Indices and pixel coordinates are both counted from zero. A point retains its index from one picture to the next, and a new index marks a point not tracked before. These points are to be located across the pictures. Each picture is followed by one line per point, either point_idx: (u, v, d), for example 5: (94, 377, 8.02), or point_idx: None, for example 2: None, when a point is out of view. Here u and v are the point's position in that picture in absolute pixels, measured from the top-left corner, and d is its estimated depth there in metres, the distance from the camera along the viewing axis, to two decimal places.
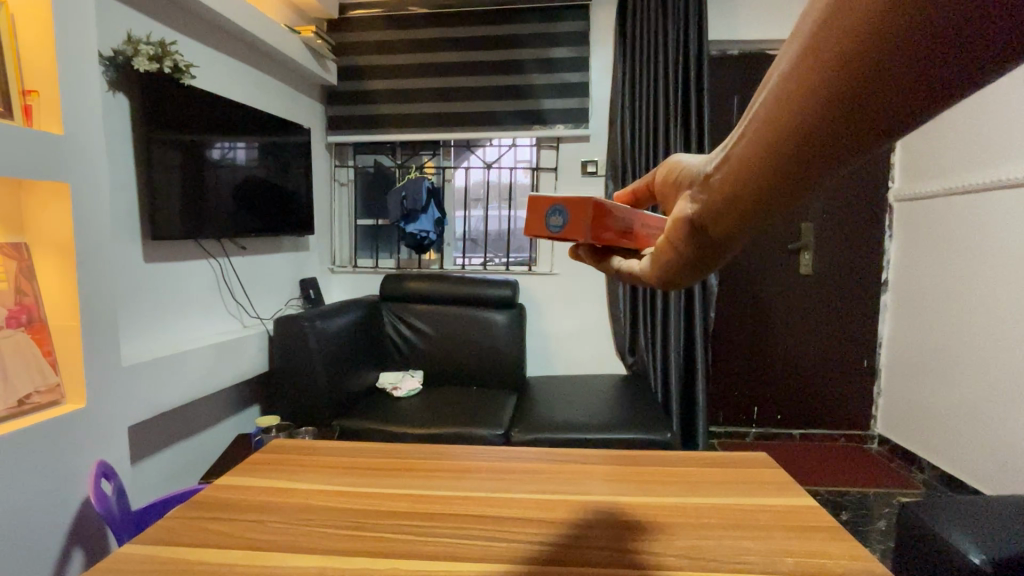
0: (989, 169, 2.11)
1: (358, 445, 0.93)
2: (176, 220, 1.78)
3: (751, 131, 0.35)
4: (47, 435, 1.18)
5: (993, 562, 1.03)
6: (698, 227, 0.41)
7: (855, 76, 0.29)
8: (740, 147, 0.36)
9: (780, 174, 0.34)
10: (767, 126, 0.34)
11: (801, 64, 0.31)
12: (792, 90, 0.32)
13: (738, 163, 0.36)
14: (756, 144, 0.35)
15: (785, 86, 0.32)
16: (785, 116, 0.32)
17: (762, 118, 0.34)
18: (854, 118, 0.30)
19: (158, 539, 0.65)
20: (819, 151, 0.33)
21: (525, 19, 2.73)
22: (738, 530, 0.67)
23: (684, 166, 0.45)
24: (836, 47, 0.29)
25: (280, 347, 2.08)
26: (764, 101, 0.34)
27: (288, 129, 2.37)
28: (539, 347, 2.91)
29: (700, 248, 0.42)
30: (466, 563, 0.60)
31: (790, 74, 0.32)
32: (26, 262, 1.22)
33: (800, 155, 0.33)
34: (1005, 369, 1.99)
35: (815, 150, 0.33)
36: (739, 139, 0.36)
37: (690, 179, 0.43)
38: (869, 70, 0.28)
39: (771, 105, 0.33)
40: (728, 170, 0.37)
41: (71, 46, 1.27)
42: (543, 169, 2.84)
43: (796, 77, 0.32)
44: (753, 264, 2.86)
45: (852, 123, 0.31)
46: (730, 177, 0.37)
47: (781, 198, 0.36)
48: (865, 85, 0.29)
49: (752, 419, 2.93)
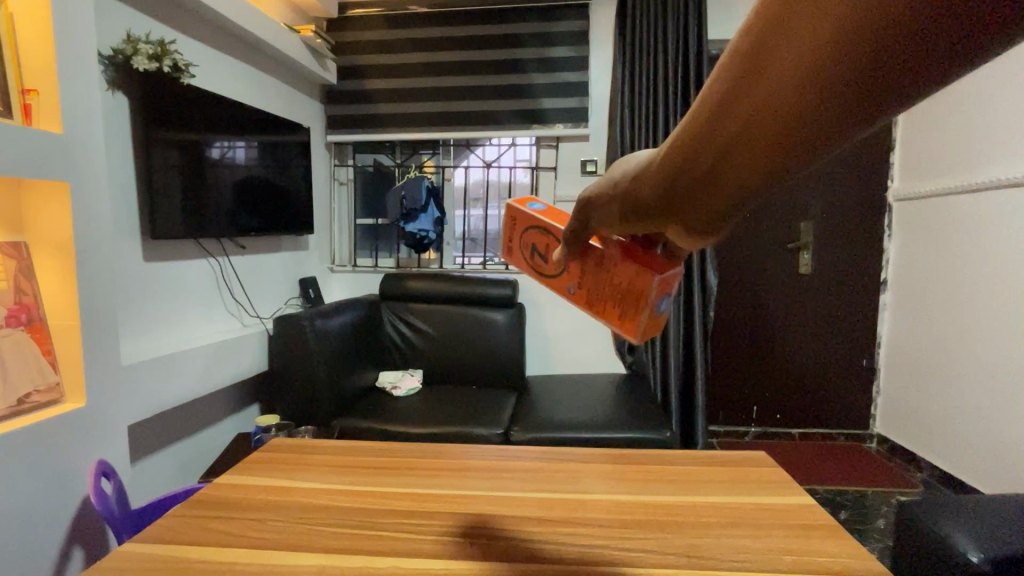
0: (988, 169, 2.11)
1: (357, 444, 0.93)
2: (176, 220, 1.78)
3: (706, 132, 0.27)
4: (47, 434, 1.18)
5: (988, 561, 1.04)
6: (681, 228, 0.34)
7: (821, 70, 0.22)
8: (692, 146, 0.28)
9: (747, 181, 0.28)
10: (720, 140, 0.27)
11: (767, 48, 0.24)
12: (755, 81, 0.24)
13: (697, 169, 0.29)
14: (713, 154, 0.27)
15: (749, 74, 0.25)
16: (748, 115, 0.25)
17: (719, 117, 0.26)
18: (822, 118, 0.23)
19: (157, 537, 0.65)
20: (784, 156, 0.25)
21: (525, 18, 2.72)
22: (736, 528, 0.67)
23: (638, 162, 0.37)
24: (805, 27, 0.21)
25: (279, 347, 2.08)
26: (720, 91, 0.26)
27: (288, 128, 2.37)
28: (538, 346, 2.92)
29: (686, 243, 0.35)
30: (463, 563, 0.60)
31: (753, 61, 0.24)
32: (25, 261, 1.22)
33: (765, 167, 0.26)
34: (1005, 369, 1.99)
35: (780, 155, 0.26)
36: (687, 140, 0.29)
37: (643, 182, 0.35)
38: (838, 63, 0.21)
39: (733, 100, 0.26)
40: (684, 175, 0.30)
41: (71, 44, 1.27)
42: (542, 168, 2.84)
43: (761, 63, 0.24)
44: (753, 263, 2.86)
45: (820, 124, 0.23)
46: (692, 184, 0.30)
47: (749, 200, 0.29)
48: (836, 79, 0.21)
49: (751, 418, 2.93)
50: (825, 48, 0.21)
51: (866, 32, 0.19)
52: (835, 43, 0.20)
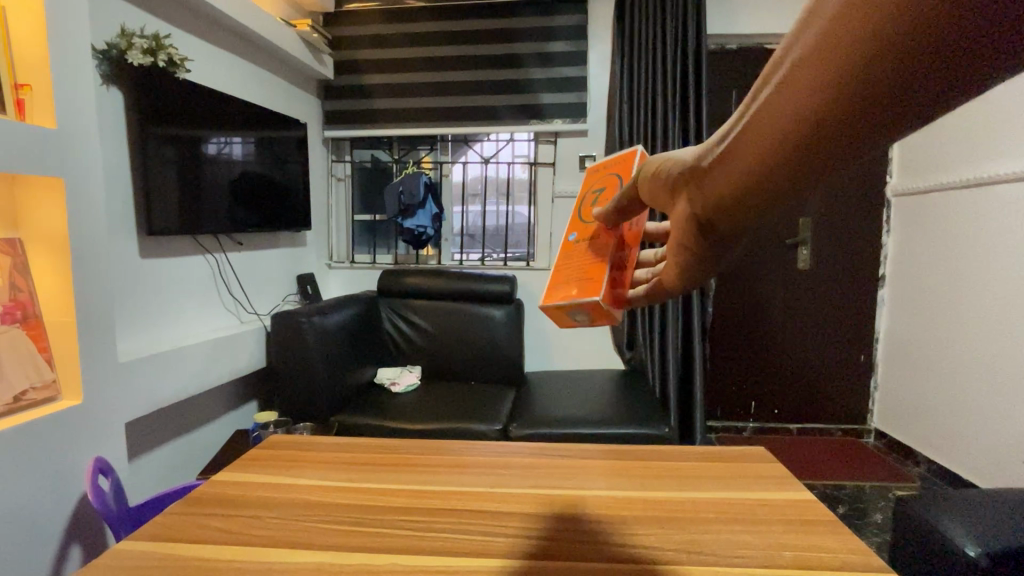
0: (987, 165, 2.10)
1: (356, 440, 0.93)
2: (171, 215, 1.77)
3: (747, 134, 0.27)
4: (43, 432, 1.17)
5: (987, 555, 1.04)
6: (700, 226, 0.33)
7: (872, 78, 0.21)
8: (735, 145, 0.28)
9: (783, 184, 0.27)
10: (769, 133, 0.26)
11: (812, 62, 0.23)
12: (805, 81, 0.23)
13: (741, 157, 0.28)
14: (757, 140, 0.26)
15: (801, 68, 0.24)
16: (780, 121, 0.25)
17: (760, 122, 0.26)
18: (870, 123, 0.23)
19: (153, 535, 0.64)
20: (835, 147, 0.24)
21: (523, 12, 2.70)
22: (738, 524, 0.67)
23: (669, 156, 0.36)
24: (849, 39, 0.21)
25: (277, 343, 2.07)
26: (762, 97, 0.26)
27: (283, 124, 2.35)
28: (537, 342, 2.92)
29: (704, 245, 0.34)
30: (465, 559, 0.60)
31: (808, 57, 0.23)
32: (20, 257, 1.21)
33: (809, 155, 0.25)
34: (1005, 365, 1.98)
35: (826, 144, 0.24)
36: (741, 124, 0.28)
37: (678, 172, 0.34)
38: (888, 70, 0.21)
39: (772, 109, 0.25)
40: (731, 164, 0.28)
41: (60, 34, 1.25)
42: (540, 164, 2.84)
43: (800, 75, 0.24)
44: (751, 257, 2.86)
45: (872, 118, 0.23)
46: (724, 182, 0.29)
47: (782, 208, 0.29)
48: (887, 84, 0.21)
49: (750, 413, 2.93)
50: (874, 64, 0.21)
51: (919, 39, 0.19)
52: (892, 57, 0.20)
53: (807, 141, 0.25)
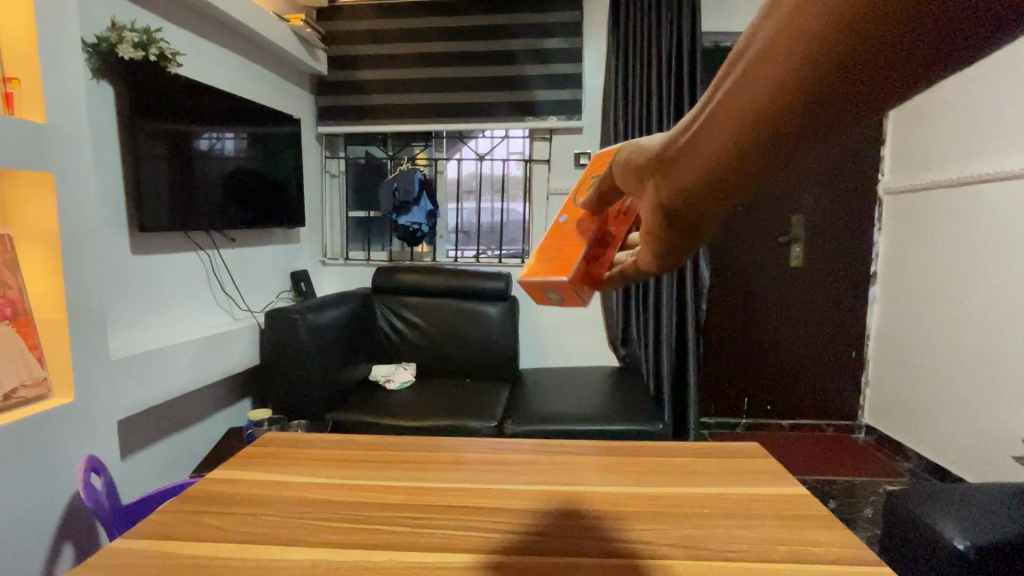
0: (978, 164, 2.12)
1: (351, 437, 0.93)
2: (163, 211, 1.75)
3: (719, 115, 0.29)
4: (31, 431, 1.16)
5: (976, 548, 1.05)
6: (672, 208, 0.33)
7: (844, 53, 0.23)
8: (709, 127, 0.29)
9: (759, 161, 0.28)
10: (746, 109, 0.27)
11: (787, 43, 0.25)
12: (781, 59, 0.25)
13: (716, 134, 0.29)
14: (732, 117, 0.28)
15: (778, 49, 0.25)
16: (750, 101, 0.27)
17: (734, 103, 0.28)
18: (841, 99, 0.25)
19: (148, 533, 0.64)
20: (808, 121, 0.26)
21: (518, 9, 2.69)
22: (732, 519, 0.67)
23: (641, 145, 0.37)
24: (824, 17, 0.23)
25: (271, 340, 2.06)
26: (737, 78, 0.27)
27: (276, 120, 2.33)
28: (531, 338, 2.92)
29: (670, 231, 0.35)
30: (462, 555, 0.60)
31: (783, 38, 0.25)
32: (9, 254, 1.19)
33: (784, 130, 0.27)
34: (994, 361, 2.01)
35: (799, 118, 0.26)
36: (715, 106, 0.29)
37: (651, 159, 0.35)
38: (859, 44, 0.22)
39: (751, 85, 0.27)
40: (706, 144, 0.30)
41: (50, 29, 1.23)
42: (535, 161, 2.84)
43: (777, 57, 0.25)
44: (745, 254, 2.87)
45: (844, 93, 0.24)
46: (699, 161, 0.30)
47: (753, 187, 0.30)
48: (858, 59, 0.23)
49: (742, 409, 2.95)
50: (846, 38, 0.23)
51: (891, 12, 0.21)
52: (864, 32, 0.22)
53: (782, 121, 0.26)
